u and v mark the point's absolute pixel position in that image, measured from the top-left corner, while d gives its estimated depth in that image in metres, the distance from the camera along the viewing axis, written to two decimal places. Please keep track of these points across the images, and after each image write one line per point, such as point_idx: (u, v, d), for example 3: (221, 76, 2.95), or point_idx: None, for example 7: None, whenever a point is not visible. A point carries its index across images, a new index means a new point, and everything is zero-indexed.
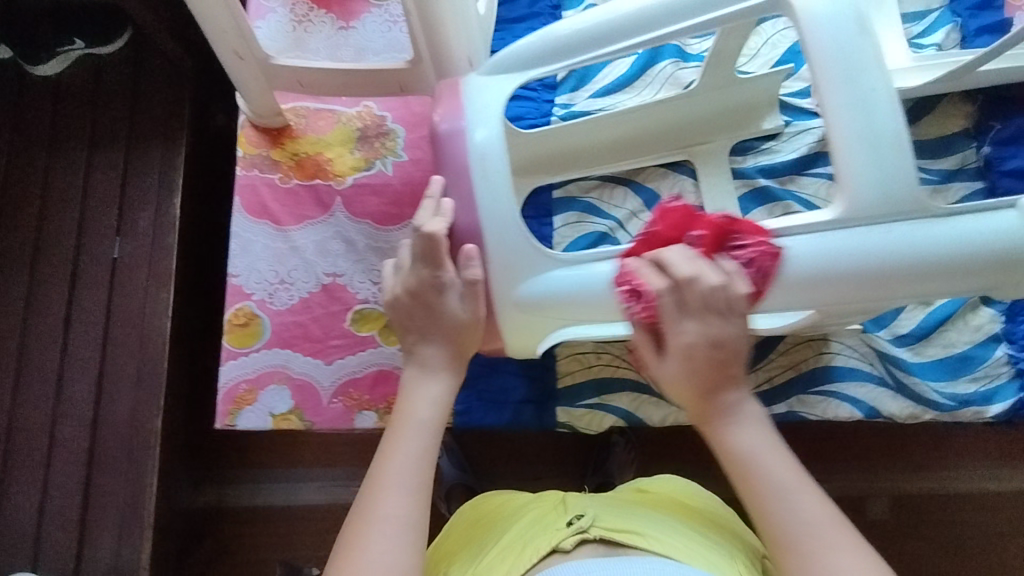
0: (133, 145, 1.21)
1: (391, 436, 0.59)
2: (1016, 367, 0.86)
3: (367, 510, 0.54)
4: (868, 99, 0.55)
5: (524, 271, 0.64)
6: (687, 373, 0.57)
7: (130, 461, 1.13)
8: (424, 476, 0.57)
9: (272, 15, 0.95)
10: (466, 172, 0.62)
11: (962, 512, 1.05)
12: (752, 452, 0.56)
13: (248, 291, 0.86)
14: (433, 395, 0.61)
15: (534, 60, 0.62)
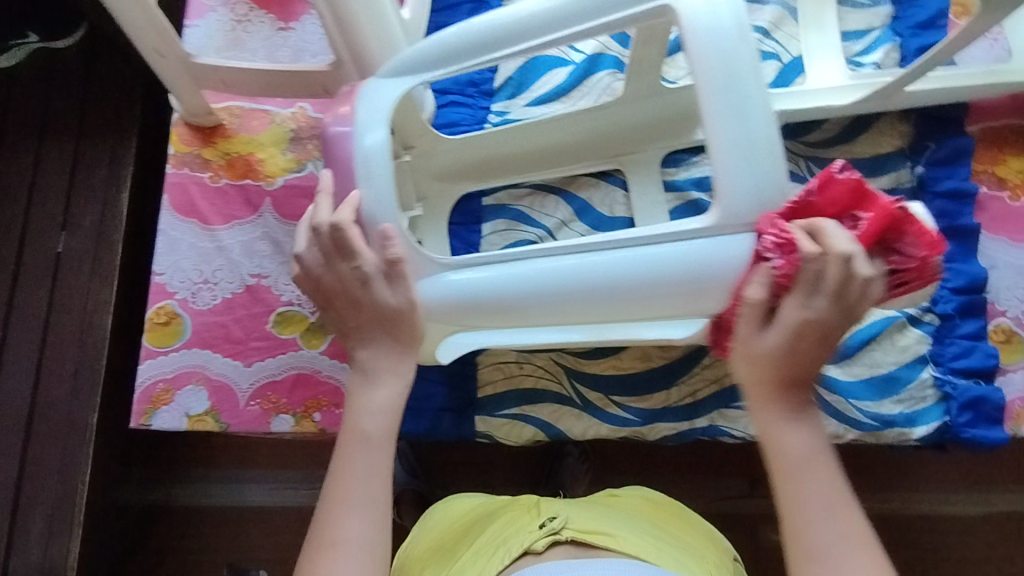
0: (83, 139, 1.20)
1: (342, 456, 0.62)
2: (941, 390, 0.86)
3: (326, 533, 0.58)
4: (744, 106, 0.57)
5: (417, 273, 0.67)
6: (784, 352, 0.59)
7: (64, 458, 1.10)
8: (377, 493, 0.60)
9: (212, 13, 0.94)
10: (354, 172, 0.66)
11: (926, 536, 0.99)
12: (804, 457, 0.59)
13: (171, 290, 0.85)
14: (378, 402, 0.64)
15: (425, 65, 0.67)
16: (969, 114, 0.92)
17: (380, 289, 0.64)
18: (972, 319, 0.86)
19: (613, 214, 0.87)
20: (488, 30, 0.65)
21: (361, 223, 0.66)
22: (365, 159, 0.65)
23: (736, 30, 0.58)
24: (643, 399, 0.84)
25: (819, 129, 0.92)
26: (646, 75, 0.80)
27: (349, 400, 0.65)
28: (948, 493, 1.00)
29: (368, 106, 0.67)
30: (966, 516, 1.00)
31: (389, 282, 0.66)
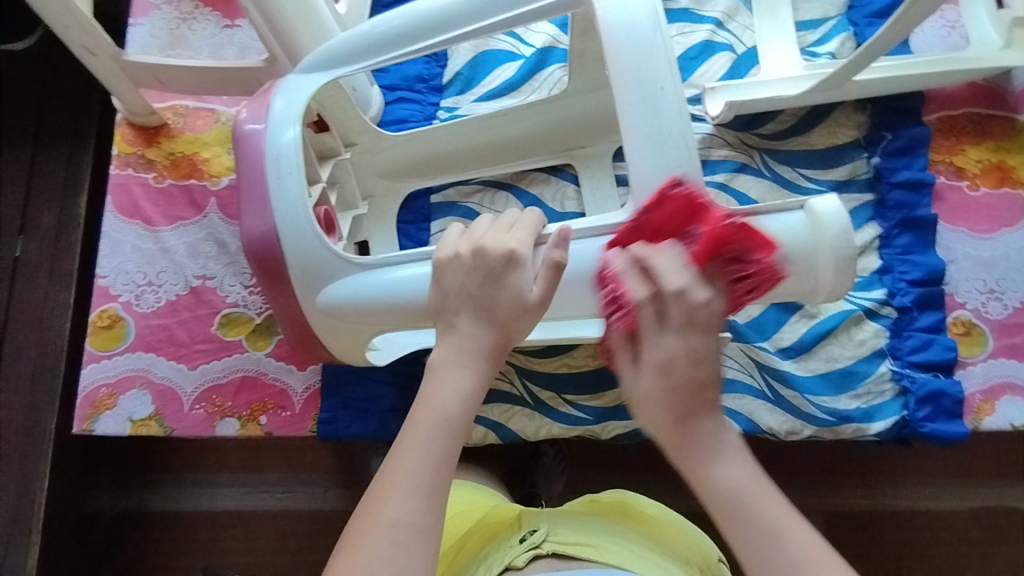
0: (39, 142, 1.19)
1: (413, 432, 0.56)
2: (900, 385, 0.82)
3: (376, 510, 0.52)
4: (655, 98, 0.58)
5: (329, 276, 0.66)
6: (664, 393, 0.54)
7: (21, 463, 1.09)
8: (439, 480, 0.54)
9: (156, 12, 0.93)
10: (265, 173, 0.65)
11: (898, 532, 0.98)
12: (736, 493, 0.52)
13: (114, 293, 0.84)
14: (460, 386, 0.57)
15: (340, 59, 0.66)
16: (926, 103, 0.90)
17: (522, 279, 0.58)
18: (930, 311, 0.84)
19: (564, 209, 0.86)
20: (404, 25, 0.64)
21: (270, 226, 0.65)
22: (276, 158, 0.64)
23: (650, 24, 0.59)
24: (595, 397, 0.82)
25: (773, 120, 0.91)
26: (589, 67, 0.78)
27: (434, 376, 0.58)
28: (919, 489, 0.99)
29: (283, 103, 0.66)
30: (939, 511, 0.98)
31: (308, 285, 0.66)
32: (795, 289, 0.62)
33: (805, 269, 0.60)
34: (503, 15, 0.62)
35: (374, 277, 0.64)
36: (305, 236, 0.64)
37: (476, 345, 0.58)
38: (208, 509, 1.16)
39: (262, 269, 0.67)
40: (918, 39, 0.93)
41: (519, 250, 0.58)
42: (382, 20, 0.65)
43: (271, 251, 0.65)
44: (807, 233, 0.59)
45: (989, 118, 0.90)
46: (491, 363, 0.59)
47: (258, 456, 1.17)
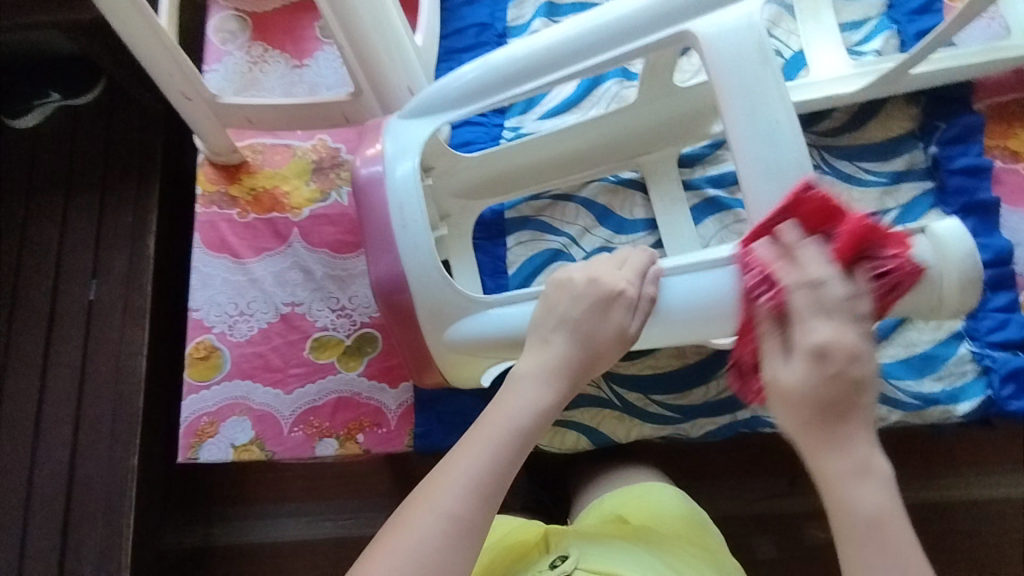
0: (107, 188, 1.17)
1: (483, 429, 0.60)
2: (981, 364, 0.84)
3: (432, 497, 0.56)
4: (772, 132, 0.61)
5: (453, 313, 0.72)
6: (816, 383, 0.54)
7: (108, 502, 1.07)
8: (495, 484, 0.57)
9: (228, 57, 0.99)
10: (386, 214, 0.72)
11: (971, 521, 0.99)
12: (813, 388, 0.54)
13: (208, 324, 0.87)
14: (539, 401, 0.62)
15: (439, 106, 0.74)
16: (975, 92, 0.93)
17: (624, 314, 0.64)
18: (1004, 292, 0.85)
19: (633, 214, 0.90)
20: (490, 73, 0.71)
21: (394, 263, 0.72)
22: (397, 203, 0.71)
23: (755, 51, 0.62)
24: (682, 396, 0.85)
25: (828, 119, 0.94)
26: (659, 78, 0.80)
27: (514, 387, 0.63)
28: (984, 477, 0.99)
29: (398, 146, 0.74)
30: (1006, 497, 0.99)
31: (432, 317, 0.73)
32: (920, 307, 0.67)
33: (932, 288, 0.66)
34: (603, 54, 0.67)
35: (494, 315, 0.71)
36: (418, 256, 0.71)
37: (562, 364, 0.64)
38: (274, 540, 1.17)
39: (388, 305, 0.74)
40: (961, 33, 0.96)
41: (626, 289, 0.65)
42: (479, 66, 0.72)
43: (397, 288, 0.72)
44: (932, 256, 0.65)
45: None
46: (570, 381, 0.64)
47: (318, 484, 1.17)
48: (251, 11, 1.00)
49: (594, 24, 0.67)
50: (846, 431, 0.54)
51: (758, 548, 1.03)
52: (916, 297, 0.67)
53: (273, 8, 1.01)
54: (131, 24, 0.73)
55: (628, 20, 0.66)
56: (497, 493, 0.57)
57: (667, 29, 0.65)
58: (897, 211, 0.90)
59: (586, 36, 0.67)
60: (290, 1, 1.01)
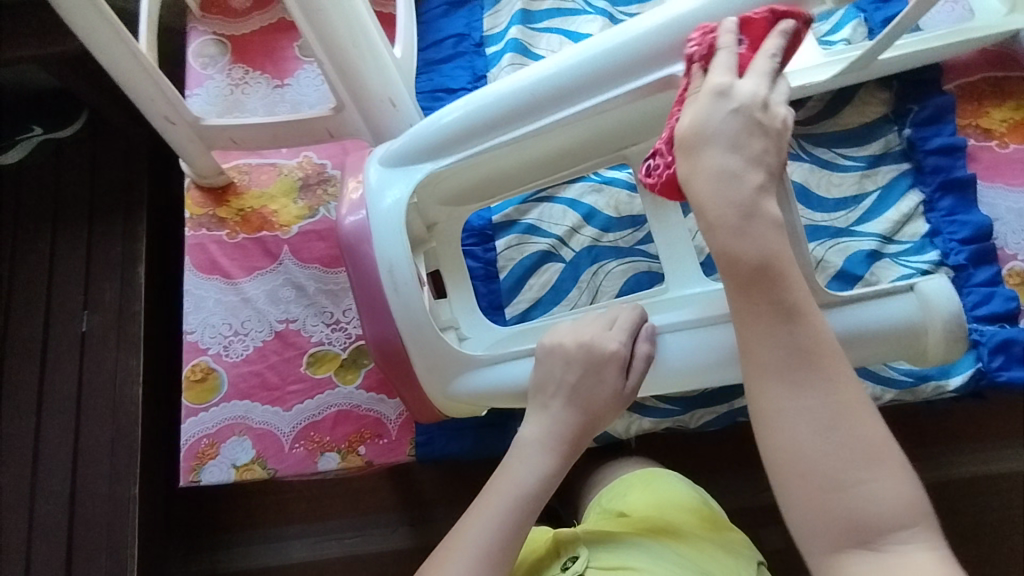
0: (94, 218, 1.17)
1: (489, 501, 0.65)
2: (970, 339, 0.85)
3: (444, 562, 0.62)
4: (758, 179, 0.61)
5: (452, 367, 0.72)
6: (719, 118, 0.53)
7: (111, 534, 1.06)
8: (504, 550, 0.63)
9: (210, 81, 1.00)
10: (376, 272, 0.70)
11: (973, 498, 1.00)
12: (793, 303, 0.51)
13: (203, 346, 0.87)
14: (540, 467, 0.67)
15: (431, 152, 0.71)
16: (944, 74, 0.95)
17: (616, 375, 0.68)
18: (986, 266, 0.87)
19: (619, 213, 0.92)
20: (484, 115, 0.69)
21: (390, 324, 0.71)
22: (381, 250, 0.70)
23: None
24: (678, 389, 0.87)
25: (803, 108, 0.96)
26: None
27: (516, 454, 0.69)
28: (981, 453, 1.00)
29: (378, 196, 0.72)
30: (1006, 471, 1.00)
31: (429, 365, 0.72)
32: (906, 353, 0.69)
33: (918, 338, 0.68)
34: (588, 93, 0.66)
35: (497, 369, 0.72)
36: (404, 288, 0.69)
37: (561, 429, 0.69)
38: (279, 565, 1.15)
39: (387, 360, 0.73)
40: (927, 16, 0.98)
41: (614, 346, 0.68)
42: (470, 110, 0.70)
43: (395, 347, 0.72)
44: (917, 311, 0.67)
45: (1006, 80, 0.95)
46: (568, 451, 0.69)
47: (320, 504, 1.16)
48: (230, 35, 1.01)
49: (583, 60, 0.65)
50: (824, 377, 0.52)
51: (766, 538, 1.03)
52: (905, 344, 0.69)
53: (252, 31, 1.02)
54: (111, 51, 0.74)
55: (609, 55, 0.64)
56: (506, 556, 0.63)
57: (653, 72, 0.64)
58: (876, 193, 0.92)
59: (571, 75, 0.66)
60: (268, 22, 1.02)
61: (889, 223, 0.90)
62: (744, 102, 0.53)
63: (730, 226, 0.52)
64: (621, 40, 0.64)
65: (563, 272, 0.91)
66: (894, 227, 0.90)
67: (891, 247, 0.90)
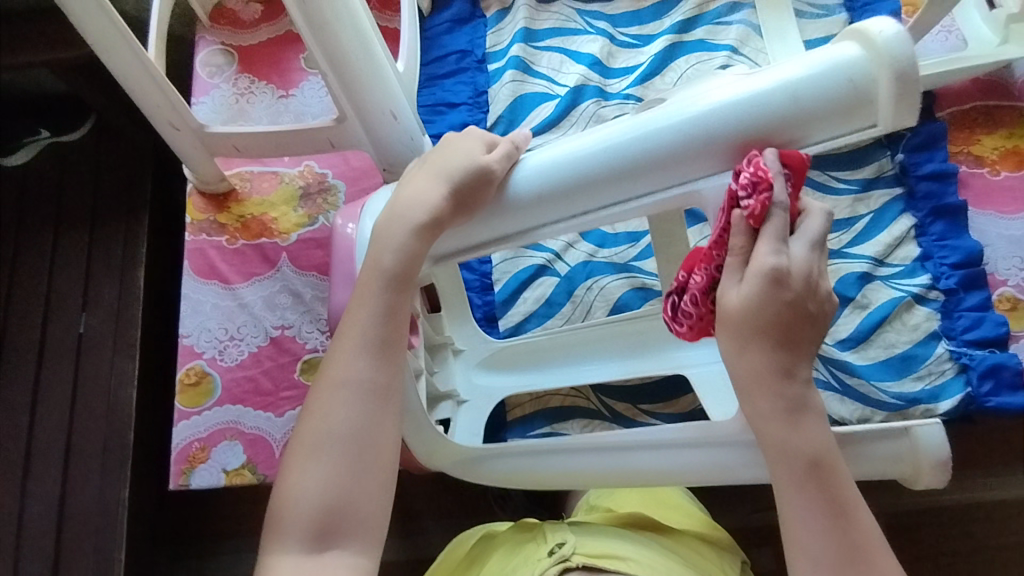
0: (96, 222, 1.19)
1: (360, 293, 0.57)
2: (959, 363, 0.86)
3: (332, 369, 0.56)
4: None
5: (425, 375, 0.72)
6: (762, 304, 0.46)
7: (99, 538, 1.06)
8: (387, 333, 0.56)
9: (216, 90, 1.01)
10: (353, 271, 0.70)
11: (959, 523, 1.00)
12: (819, 457, 0.49)
13: (199, 350, 0.88)
14: (396, 238, 0.55)
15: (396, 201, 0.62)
16: (936, 101, 0.97)
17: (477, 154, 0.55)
18: (976, 291, 0.88)
19: (614, 230, 0.93)
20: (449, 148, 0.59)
21: None
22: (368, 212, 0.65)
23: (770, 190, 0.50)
24: (669, 405, 0.88)
25: None
26: None
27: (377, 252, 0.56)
28: (968, 478, 1.00)
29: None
30: (995, 497, 1.00)
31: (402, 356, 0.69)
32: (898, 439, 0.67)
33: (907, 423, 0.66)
34: (591, 196, 0.52)
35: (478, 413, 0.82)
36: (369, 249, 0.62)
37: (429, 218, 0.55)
38: None
39: None
40: (919, 45, 1.00)
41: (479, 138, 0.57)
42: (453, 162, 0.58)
43: None
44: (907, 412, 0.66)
45: (998, 109, 0.97)
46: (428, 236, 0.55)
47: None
48: (237, 45, 1.04)
49: (582, 152, 0.51)
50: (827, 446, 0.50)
51: (753, 558, 1.03)
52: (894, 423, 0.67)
53: (259, 43, 1.04)
54: (120, 59, 0.75)
55: (620, 143, 0.50)
56: (394, 348, 0.56)
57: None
58: (869, 217, 0.93)
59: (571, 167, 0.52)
60: (275, 34, 1.04)
61: (880, 246, 0.91)
62: (799, 287, 0.47)
63: (780, 419, 0.49)
64: (634, 134, 0.50)
65: (558, 286, 0.91)
66: (885, 250, 0.91)
67: (882, 270, 0.91)
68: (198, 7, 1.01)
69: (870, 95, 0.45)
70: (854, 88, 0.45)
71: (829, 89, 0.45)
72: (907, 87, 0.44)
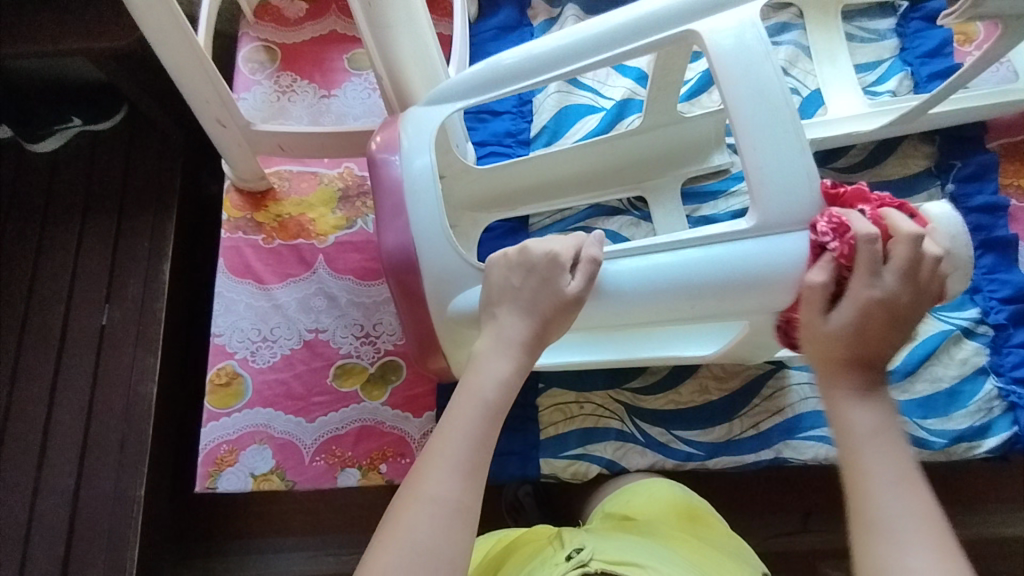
0: (125, 213, 1.17)
1: (452, 416, 0.58)
2: (1008, 401, 0.84)
3: (417, 486, 0.54)
4: None
5: (453, 287, 0.68)
6: (855, 324, 0.58)
7: (112, 533, 1.04)
8: (479, 459, 0.55)
9: (257, 87, 1.00)
10: (399, 192, 0.69)
11: (986, 559, 0.98)
12: (867, 432, 0.56)
13: (231, 350, 0.86)
14: (497, 372, 0.60)
15: (473, 90, 0.70)
16: (987, 132, 0.96)
17: (563, 277, 0.62)
18: None
19: None
20: (507, 68, 0.70)
21: (405, 236, 0.68)
22: (436, 279, 0.68)
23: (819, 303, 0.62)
24: (705, 432, 0.87)
25: (846, 155, 0.96)
26: (666, 102, 0.84)
27: (473, 366, 0.61)
28: (997, 512, 0.99)
29: (419, 209, 0.68)
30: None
31: (438, 292, 0.68)
32: None
33: None
34: (698, 306, 0.63)
35: None
36: (457, 322, 0.68)
37: (519, 332, 0.62)
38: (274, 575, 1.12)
39: (398, 284, 0.70)
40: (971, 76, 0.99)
41: (561, 252, 0.63)
42: (519, 53, 0.69)
43: (407, 265, 0.68)
44: (927, 238, 0.62)
45: None
46: (527, 352, 0.62)
47: (323, 517, 1.13)
48: (281, 42, 1.03)
49: (664, 266, 0.63)
50: (881, 389, 0.59)
51: None
52: None
53: (303, 41, 1.03)
54: (174, 52, 0.74)
55: (737, 266, 0.61)
56: (483, 468, 0.55)
57: (676, 26, 0.65)
58: None
59: (682, 276, 0.62)
60: (319, 33, 1.04)
61: None
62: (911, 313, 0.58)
63: (857, 386, 0.59)
64: (710, 258, 0.62)
65: None
66: None
67: None
68: (243, 2, 1.00)
69: (933, 265, 0.61)
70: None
71: None
72: (959, 261, 0.61)
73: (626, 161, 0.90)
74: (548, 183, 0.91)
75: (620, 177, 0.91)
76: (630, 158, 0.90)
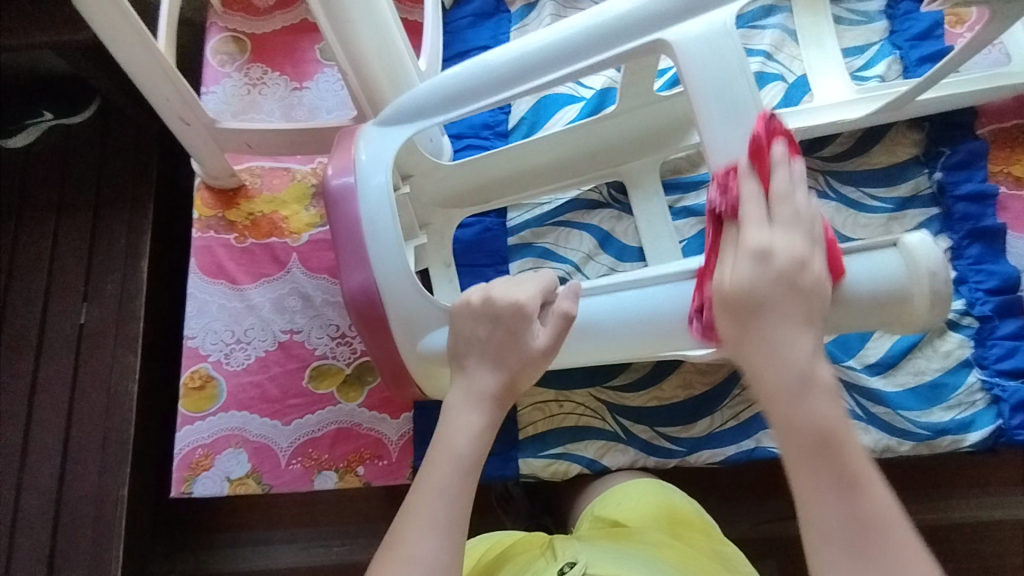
0: (99, 209, 1.15)
1: (428, 474, 0.58)
2: (991, 394, 0.83)
3: (398, 548, 0.54)
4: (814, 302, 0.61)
5: (420, 325, 0.68)
6: (763, 281, 0.51)
7: (95, 531, 1.03)
8: (457, 514, 0.56)
9: (227, 80, 0.97)
10: (357, 227, 0.68)
11: (974, 543, 0.98)
12: (822, 430, 0.48)
13: (204, 353, 0.85)
14: (470, 426, 0.60)
15: (430, 109, 0.69)
16: (977, 117, 0.93)
17: (530, 328, 0.61)
18: (1012, 319, 0.84)
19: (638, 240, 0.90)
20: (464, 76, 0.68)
21: (370, 278, 0.68)
22: (403, 318, 0.68)
23: None
24: (686, 428, 0.86)
25: (832, 144, 0.94)
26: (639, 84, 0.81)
27: (448, 418, 0.61)
28: (983, 498, 0.98)
29: (380, 247, 0.67)
30: (1011, 519, 0.98)
31: (405, 331, 0.68)
32: (890, 320, 0.62)
33: (902, 301, 0.61)
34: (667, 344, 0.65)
35: None
36: (428, 360, 0.69)
37: (489, 383, 0.62)
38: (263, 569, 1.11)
39: (364, 322, 0.70)
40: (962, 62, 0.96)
41: (527, 304, 0.61)
42: (476, 66, 0.67)
43: (371, 303, 0.68)
44: (902, 268, 0.60)
45: None
46: (500, 399, 0.62)
47: (309, 510, 1.13)
48: (249, 33, 0.99)
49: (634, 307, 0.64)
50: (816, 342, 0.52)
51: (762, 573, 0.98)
52: (889, 310, 0.62)
53: (273, 31, 1.00)
54: (128, 48, 0.71)
55: None
56: (465, 522, 0.56)
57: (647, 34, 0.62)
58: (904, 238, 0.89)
59: (655, 318, 0.63)
60: (290, 22, 1.00)
61: None
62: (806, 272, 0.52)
63: (789, 394, 0.49)
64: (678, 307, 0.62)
65: None
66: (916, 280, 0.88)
67: None
68: None
69: (911, 301, 0.61)
70: (902, 292, 0.60)
71: (884, 290, 0.60)
72: (938, 299, 0.60)
73: (601, 146, 0.87)
74: (519, 176, 0.88)
75: (593, 162, 0.88)
76: (603, 142, 0.87)
